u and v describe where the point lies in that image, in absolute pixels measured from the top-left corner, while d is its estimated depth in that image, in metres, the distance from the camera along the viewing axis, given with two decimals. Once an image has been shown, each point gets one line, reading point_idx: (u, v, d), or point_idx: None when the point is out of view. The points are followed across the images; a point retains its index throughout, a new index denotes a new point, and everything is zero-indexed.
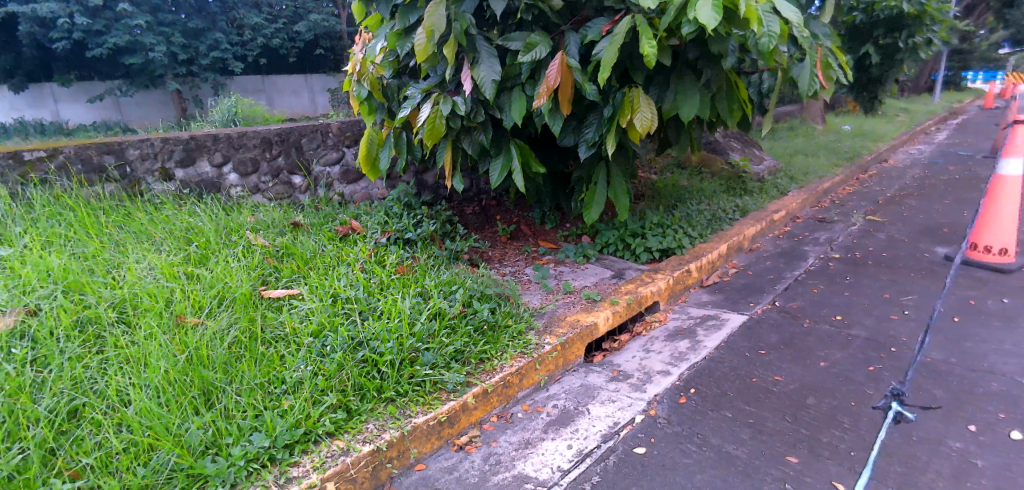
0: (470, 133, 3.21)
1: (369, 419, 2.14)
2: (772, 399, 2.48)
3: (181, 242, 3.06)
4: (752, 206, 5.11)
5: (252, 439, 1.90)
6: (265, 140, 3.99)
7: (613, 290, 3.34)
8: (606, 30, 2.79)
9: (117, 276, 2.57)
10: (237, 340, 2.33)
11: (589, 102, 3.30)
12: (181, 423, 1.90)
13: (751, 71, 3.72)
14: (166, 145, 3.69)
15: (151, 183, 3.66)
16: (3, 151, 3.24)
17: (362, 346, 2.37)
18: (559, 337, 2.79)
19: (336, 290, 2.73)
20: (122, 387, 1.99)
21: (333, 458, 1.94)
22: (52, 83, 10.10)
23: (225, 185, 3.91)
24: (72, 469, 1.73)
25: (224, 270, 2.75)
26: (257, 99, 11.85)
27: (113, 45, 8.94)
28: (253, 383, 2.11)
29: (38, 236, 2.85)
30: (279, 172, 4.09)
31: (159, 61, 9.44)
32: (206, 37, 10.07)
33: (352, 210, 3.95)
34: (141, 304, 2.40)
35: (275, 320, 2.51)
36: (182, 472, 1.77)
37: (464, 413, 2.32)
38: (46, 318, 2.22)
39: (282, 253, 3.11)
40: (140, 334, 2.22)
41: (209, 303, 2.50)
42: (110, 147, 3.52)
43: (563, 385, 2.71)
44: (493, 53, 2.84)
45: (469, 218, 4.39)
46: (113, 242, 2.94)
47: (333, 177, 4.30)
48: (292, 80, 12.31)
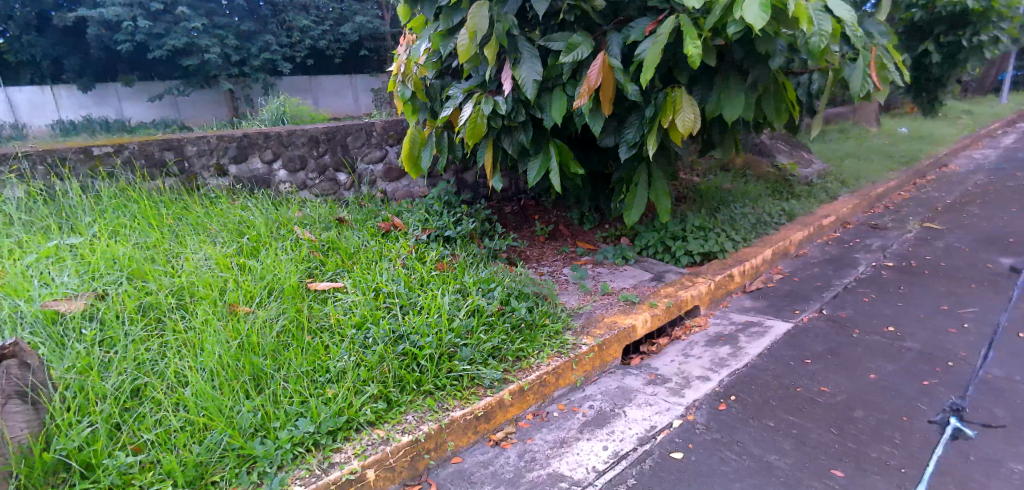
0: (510, 133, 3.24)
1: (408, 410, 2.20)
2: (816, 410, 2.41)
3: (234, 234, 3.21)
4: (800, 211, 4.95)
5: (298, 424, 1.98)
6: (313, 138, 4.13)
7: (652, 293, 3.31)
8: (649, 29, 2.76)
9: (176, 265, 2.72)
10: (285, 329, 2.43)
11: (631, 102, 3.27)
12: (232, 405, 1.99)
13: (800, 71, 3.61)
14: (221, 142, 3.86)
15: (207, 178, 3.84)
16: (76, 147, 3.48)
17: (402, 339, 2.44)
18: (596, 338, 2.79)
19: (379, 284, 2.81)
20: (180, 369, 2.11)
21: (372, 446, 2.00)
22: (116, 84, 10.73)
23: (274, 181, 4.07)
24: (135, 443, 1.84)
25: (274, 262, 2.88)
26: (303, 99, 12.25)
27: (172, 47, 9.45)
28: (299, 371, 2.20)
29: (106, 226, 3.05)
30: (325, 169, 4.23)
31: (214, 62, 9.88)
32: (258, 39, 10.47)
33: (394, 206, 4.05)
34: (198, 291, 2.54)
35: (320, 311, 2.60)
36: (233, 452, 1.86)
37: (501, 409, 2.35)
38: (113, 302, 2.37)
39: (328, 247, 3.22)
40: (197, 320, 2.35)
41: (260, 293, 2.62)
42: (169, 144, 3.71)
43: (600, 386, 2.70)
44: (534, 53, 2.85)
45: (508, 218, 4.42)
46: (172, 233, 3.11)
47: (376, 175, 4.41)
48: (337, 81, 12.61)
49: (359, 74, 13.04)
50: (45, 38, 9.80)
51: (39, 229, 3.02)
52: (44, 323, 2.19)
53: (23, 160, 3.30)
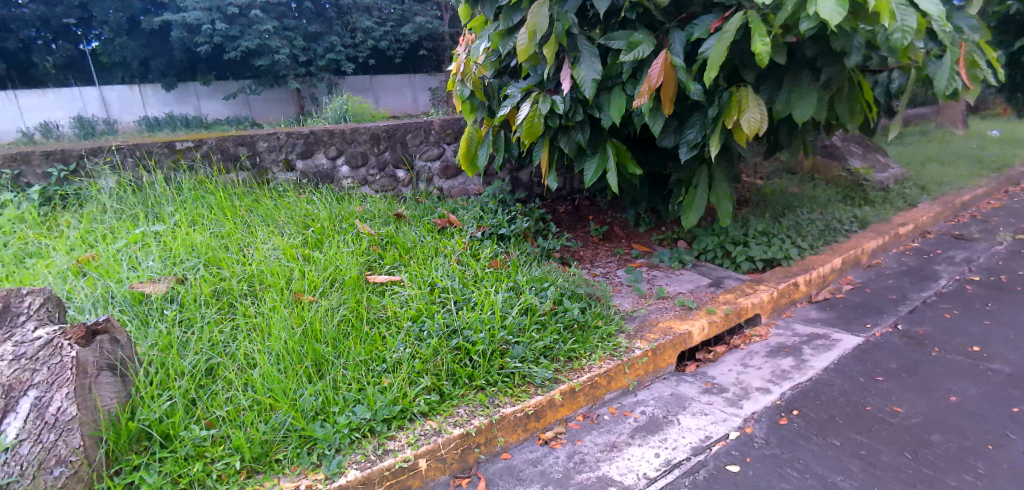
0: (568, 133, 3.22)
1: (460, 403, 2.24)
2: (888, 431, 2.27)
3: (300, 226, 3.35)
4: (874, 218, 4.67)
5: (356, 410, 2.06)
6: (374, 135, 4.25)
7: (710, 299, 3.21)
8: (714, 27, 2.68)
9: (247, 254, 2.89)
10: (346, 318, 2.53)
11: (693, 101, 3.19)
12: (295, 388, 2.09)
13: (878, 70, 3.40)
14: (290, 139, 4.05)
15: (275, 173, 4.04)
16: (162, 142, 3.76)
17: (456, 333, 2.48)
18: (650, 342, 2.73)
19: (434, 279, 2.87)
20: (250, 351, 2.23)
21: (425, 437, 2.05)
22: (196, 83, 11.51)
23: (337, 177, 4.23)
24: (208, 418, 1.96)
25: (336, 254, 2.99)
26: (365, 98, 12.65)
27: (246, 48, 9.99)
28: (357, 359, 2.28)
29: (186, 215, 3.27)
30: (385, 165, 4.35)
31: (283, 62, 10.37)
32: (323, 40, 10.90)
33: (450, 204, 4.11)
34: (266, 279, 2.68)
35: (378, 303, 2.68)
36: (296, 433, 1.96)
37: (551, 408, 2.35)
38: (192, 286, 2.54)
39: (386, 241, 3.31)
40: (265, 306, 2.48)
41: (323, 283, 2.73)
42: (243, 140, 3.93)
43: (653, 392, 2.65)
44: (593, 52, 2.81)
45: (562, 217, 4.41)
46: (244, 224, 3.30)
47: (433, 172, 4.50)
48: (396, 79, 12.95)
49: (418, 74, 13.33)
50: (135, 41, 10.61)
51: (128, 216, 3.28)
52: (132, 303, 2.38)
53: (116, 152, 3.62)
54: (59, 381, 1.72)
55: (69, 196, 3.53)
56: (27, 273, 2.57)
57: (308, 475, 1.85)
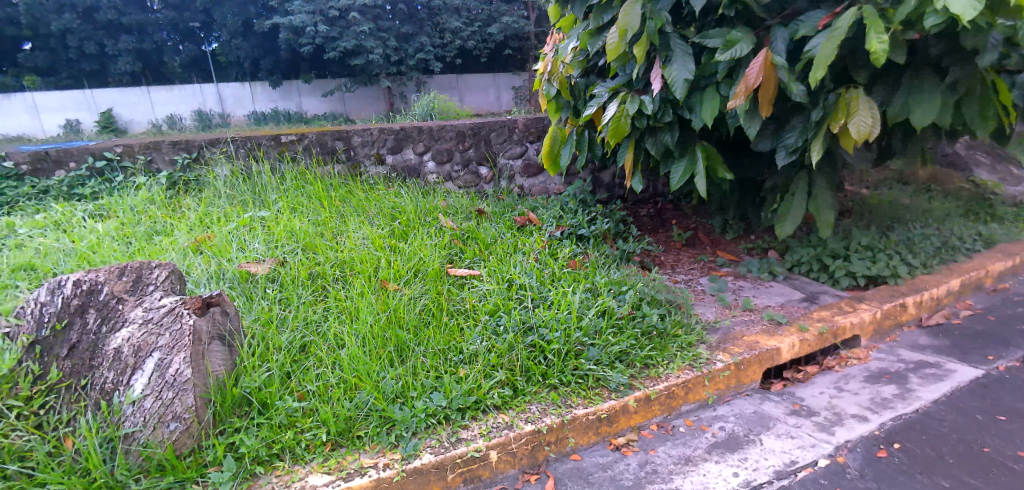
0: (655, 134, 3.14)
1: (532, 400, 2.25)
2: (1009, 478, 2.03)
3: (388, 218, 3.51)
4: (1002, 237, 4.17)
5: (433, 397, 2.13)
6: (460, 133, 4.37)
7: (803, 315, 3.01)
8: (823, 23, 2.50)
9: (340, 241, 3.07)
10: (427, 308, 2.62)
11: (794, 103, 3.00)
12: (378, 371, 2.19)
13: (1017, 70, 3.03)
14: (381, 134, 4.25)
15: (367, 166, 4.26)
16: (270, 135, 4.10)
17: (531, 330, 2.50)
18: (734, 356, 2.61)
19: (512, 275, 2.90)
20: (339, 332, 2.37)
21: (497, 429, 2.08)
22: (298, 81, 12.38)
23: (424, 172, 4.38)
24: (300, 391, 2.10)
25: (420, 246, 3.11)
26: (450, 96, 13.01)
27: (344, 48, 10.59)
28: (436, 348, 2.36)
29: (288, 203, 3.53)
30: (469, 162, 4.45)
31: (376, 62, 10.87)
32: (414, 40, 11.31)
33: (530, 202, 4.14)
34: (356, 266, 2.83)
35: (458, 295, 2.76)
36: (377, 413, 2.06)
37: (624, 414, 2.30)
38: (291, 268, 2.74)
39: (467, 236, 3.39)
40: (354, 291, 2.62)
41: (407, 273, 2.84)
42: (340, 134, 4.18)
43: (733, 408, 2.53)
44: (687, 51, 2.71)
45: (643, 221, 4.30)
46: (338, 213, 3.50)
47: (515, 170, 4.55)
48: (482, 78, 13.22)
49: (503, 73, 13.50)
50: (249, 42, 11.58)
51: (239, 201, 3.59)
52: (239, 281, 2.60)
53: (231, 144, 4.00)
54: (179, 345, 1.88)
55: (190, 182, 3.92)
56: (155, 248, 2.88)
57: (387, 454, 1.95)
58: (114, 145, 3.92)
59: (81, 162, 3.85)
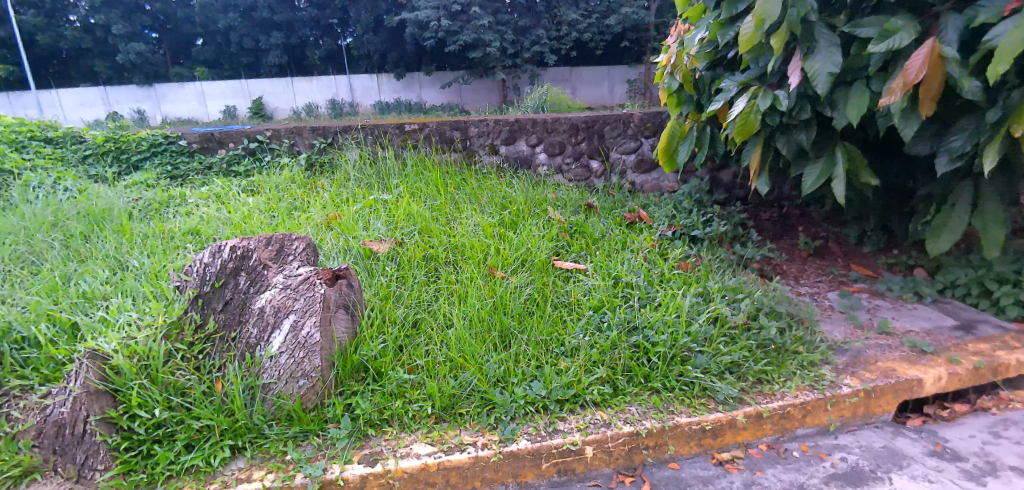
0: (788, 132, 2.89)
1: (632, 401, 2.20)
2: None
3: (498, 207, 3.59)
4: None
5: (532, 385, 2.15)
6: (573, 126, 4.32)
7: (954, 346, 2.63)
8: (1012, 8, 2.14)
9: (453, 227, 3.20)
10: (532, 297, 2.65)
11: (964, 102, 2.61)
12: (482, 354, 2.26)
13: None
14: (497, 125, 4.35)
15: (482, 156, 4.39)
16: (395, 124, 4.38)
17: (636, 330, 2.43)
18: (863, 382, 2.35)
19: (619, 273, 2.84)
20: (449, 313, 2.49)
21: (595, 426, 2.06)
22: (419, 74, 13.06)
23: (535, 163, 4.42)
24: (410, 364, 2.23)
25: (528, 236, 3.14)
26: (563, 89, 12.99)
27: (463, 42, 10.96)
28: (538, 338, 2.38)
29: (408, 188, 3.75)
30: (580, 155, 4.40)
31: (492, 55, 11.11)
32: (531, 33, 11.38)
33: (642, 199, 4.01)
34: (466, 251, 2.94)
35: (563, 288, 2.76)
36: (479, 394, 2.13)
37: (731, 429, 2.17)
38: (408, 249, 2.91)
39: (575, 230, 3.38)
40: (464, 275, 2.73)
41: (515, 262, 2.90)
42: (458, 124, 4.35)
43: (859, 439, 2.29)
44: (834, 42, 2.45)
45: (766, 225, 4.00)
46: (453, 199, 3.66)
47: (627, 166, 4.38)
48: (596, 71, 13.05)
49: (618, 66, 13.17)
50: (379, 36, 12.38)
51: (365, 184, 3.87)
52: (363, 257, 2.82)
53: (361, 131, 4.32)
54: (311, 310, 2.07)
55: (325, 164, 4.29)
56: (294, 223, 3.20)
57: (486, 434, 2.01)
58: (264, 129, 4.40)
59: (238, 143, 4.38)
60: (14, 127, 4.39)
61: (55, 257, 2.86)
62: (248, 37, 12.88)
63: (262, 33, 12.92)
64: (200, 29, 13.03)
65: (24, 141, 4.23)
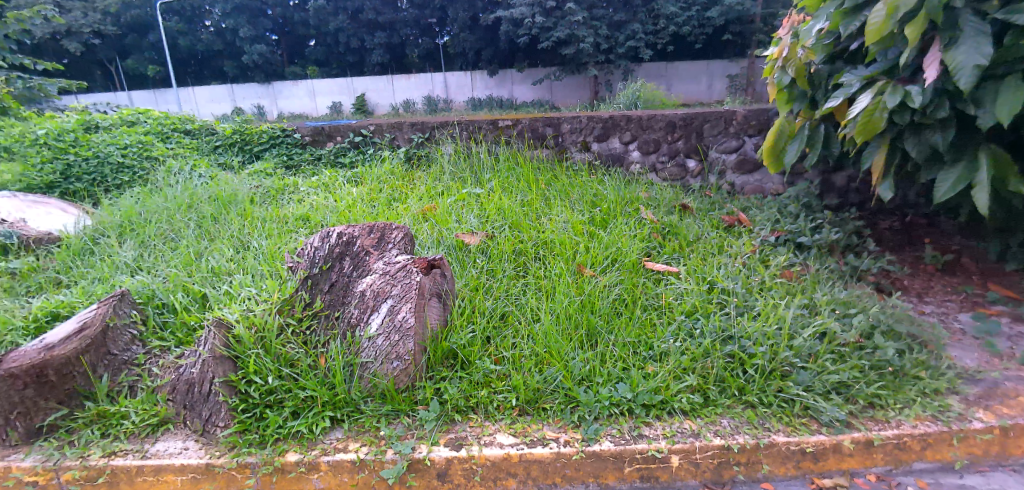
0: (920, 132, 2.61)
1: (724, 413, 2.09)
2: None
3: (589, 205, 3.56)
4: None
5: (618, 387, 2.11)
6: (670, 123, 4.18)
7: None
8: None
9: (543, 222, 3.20)
10: (620, 298, 2.61)
11: None
12: (568, 351, 2.25)
13: None
14: (590, 122, 4.30)
15: (574, 152, 4.37)
16: (489, 120, 4.47)
17: (731, 340, 2.31)
18: (999, 417, 2.07)
19: (714, 278, 2.71)
20: (536, 308, 2.50)
21: (682, 435, 1.99)
22: (512, 70, 13.26)
23: (627, 161, 4.31)
24: (497, 356, 2.27)
25: (619, 235, 3.08)
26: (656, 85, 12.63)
27: (557, 38, 10.96)
28: (626, 340, 2.33)
29: (500, 183, 3.81)
30: (676, 154, 4.24)
31: (586, 51, 11.01)
32: (627, 28, 11.12)
33: (742, 201, 3.79)
34: (556, 248, 2.94)
35: (653, 290, 2.68)
36: (563, 390, 2.12)
37: (835, 454, 2.01)
38: (499, 243, 2.97)
39: (668, 231, 3.28)
40: (552, 272, 2.74)
41: (605, 261, 2.85)
42: (551, 121, 4.35)
43: (991, 482, 2.02)
44: (983, 31, 2.17)
45: (884, 235, 3.60)
46: (544, 195, 3.68)
47: (727, 165, 4.15)
48: (694, 66, 12.50)
49: (717, 60, 12.45)
50: (475, 34, 12.66)
51: (459, 178, 3.99)
52: (455, 248, 2.91)
53: (457, 126, 4.46)
54: (407, 297, 2.16)
55: (422, 157, 4.47)
56: (393, 213, 3.37)
57: (568, 431, 2.01)
58: (368, 124, 4.66)
59: (345, 136, 4.67)
60: (161, 120, 4.99)
61: (190, 235, 3.22)
62: (354, 37, 13.70)
63: (367, 33, 13.66)
64: (313, 31, 14.04)
65: (169, 133, 4.80)
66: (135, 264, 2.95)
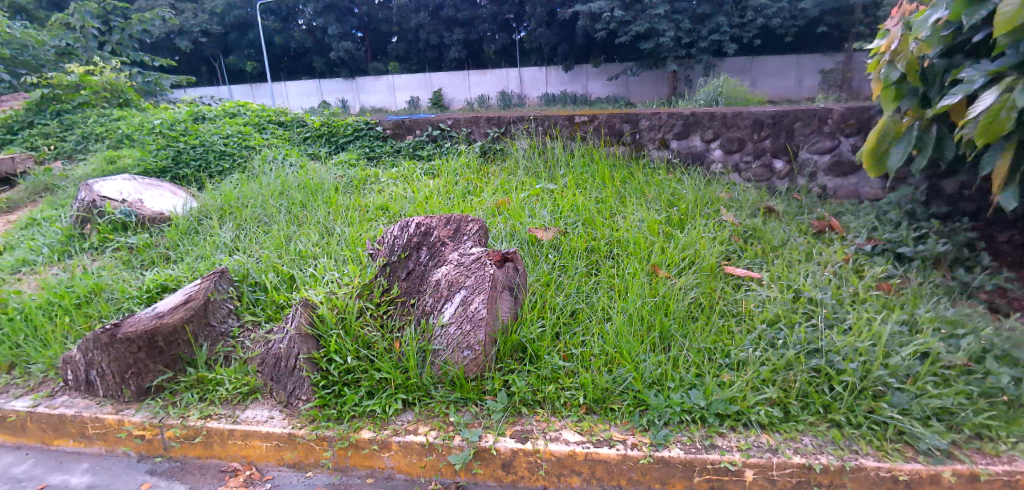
0: None
1: (806, 430, 1.96)
2: None
3: (666, 204, 3.45)
4: None
5: (691, 393, 2.04)
6: (758, 121, 3.96)
7: None
8: None
9: (617, 221, 3.14)
10: (696, 302, 2.52)
11: None
12: (640, 353, 2.21)
13: None
14: (670, 119, 4.17)
15: (651, 150, 4.25)
16: (566, 115, 4.45)
17: (818, 353, 2.17)
18: None
19: (801, 286, 2.55)
20: (608, 307, 2.47)
21: (758, 449, 1.89)
22: (587, 66, 13.19)
23: (709, 160, 4.14)
24: (566, 352, 2.26)
25: (698, 237, 2.97)
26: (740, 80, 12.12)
27: (636, 33, 10.73)
28: (701, 346, 2.25)
29: (575, 179, 3.78)
30: (762, 153, 4.01)
31: (666, 45, 10.68)
32: (711, 21, 10.66)
33: (834, 206, 3.54)
34: (629, 246, 2.88)
35: (732, 296, 2.56)
36: (633, 392, 2.08)
37: (932, 486, 1.83)
38: (572, 239, 2.95)
39: (750, 235, 3.12)
40: (626, 271, 2.69)
41: (681, 263, 2.76)
42: (629, 117, 4.26)
43: None
44: None
45: (1000, 249, 3.21)
46: (619, 192, 3.61)
47: (819, 167, 3.90)
48: (783, 60, 11.80)
49: (810, 54, 11.65)
50: (552, 30, 12.59)
51: (533, 173, 3.99)
52: (528, 243, 2.92)
53: (533, 121, 4.47)
54: (480, 288, 2.19)
55: (497, 152, 4.52)
56: (467, 205, 3.43)
57: (637, 434, 1.97)
58: (446, 118, 4.76)
59: (423, 130, 4.81)
60: (258, 113, 5.36)
61: (281, 219, 3.44)
62: (435, 34, 14.05)
63: (446, 30, 13.97)
64: (396, 28, 14.53)
65: (264, 124, 5.15)
66: (233, 244, 3.19)
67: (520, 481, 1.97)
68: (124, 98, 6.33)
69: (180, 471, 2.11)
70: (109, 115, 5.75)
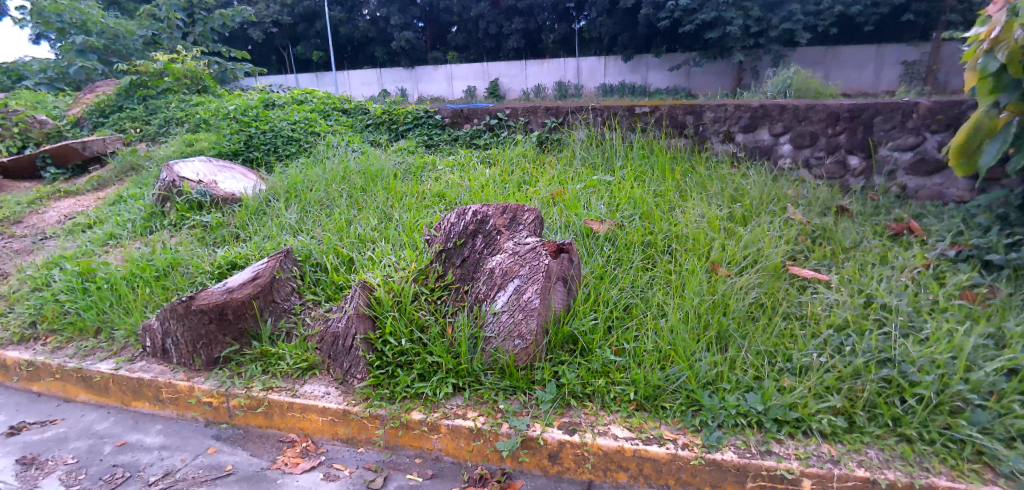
0: None
1: (872, 444, 1.85)
2: None
3: (728, 199, 3.33)
4: None
5: (747, 397, 1.97)
6: (833, 114, 3.73)
7: None
8: None
9: (675, 215, 3.06)
10: (757, 303, 2.42)
11: None
12: (695, 351, 2.14)
13: None
14: (737, 111, 4.00)
15: (715, 143, 4.11)
16: (626, 106, 4.37)
17: (891, 363, 2.04)
18: None
19: (874, 292, 2.41)
20: (663, 303, 2.41)
21: (818, 458, 1.80)
22: (648, 56, 12.85)
23: (776, 155, 3.96)
24: (618, 347, 2.23)
25: (762, 234, 2.85)
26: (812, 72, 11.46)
27: (702, 21, 10.38)
28: (760, 348, 2.16)
29: (634, 170, 3.71)
30: (836, 149, 3.78)
31: (733, 33, 10.27)
32: (783, 9, 10.12)
33: (915, 207, 3.30)
34: (688, 242, 2.80)
35: (796, 298, 2.45)
36: (686, 392, 2.03)
37: None
38: (628, 233, 2.90)
39: (819, 234, 2.97)
40: (684, 267, 2.61)
41: (743, 261, 2.66)
42: (693, 109, 4.13)
43: None
44: None
45: None
46: (680, 186, 3.51)
47: (900, 165, 3.61)
48: (861, 51, 11.05)
49: (893, 44, 10.78)
50: (612, 18, 12.34)
51: (590, 163, 3.94)
52: (583, 235, 2.89)
53: (592, 112, 4.41)
54: (534, 278, 2.18)
55: (554, 141, 4.49)
56: (523, 194, 3.43)
57: (688, 434, 1.92)
58: (505, 107, 4.77)
59: (481, 119, 4.83)
60: (323, 100, 5.55)
61: (343, 203, 3.55)
62: (495, 24, 14.15)
63: (505, 20, 14.11)
64: (456, 17, 14.66)
65: (330, 112, 5.34)
66: (297, 226, 3.33)
67: (566, 473, 1.96)
68: (203, 85, 6.67)
69: (243, 439, 2.23)
70: (189, 100, 6.11)
